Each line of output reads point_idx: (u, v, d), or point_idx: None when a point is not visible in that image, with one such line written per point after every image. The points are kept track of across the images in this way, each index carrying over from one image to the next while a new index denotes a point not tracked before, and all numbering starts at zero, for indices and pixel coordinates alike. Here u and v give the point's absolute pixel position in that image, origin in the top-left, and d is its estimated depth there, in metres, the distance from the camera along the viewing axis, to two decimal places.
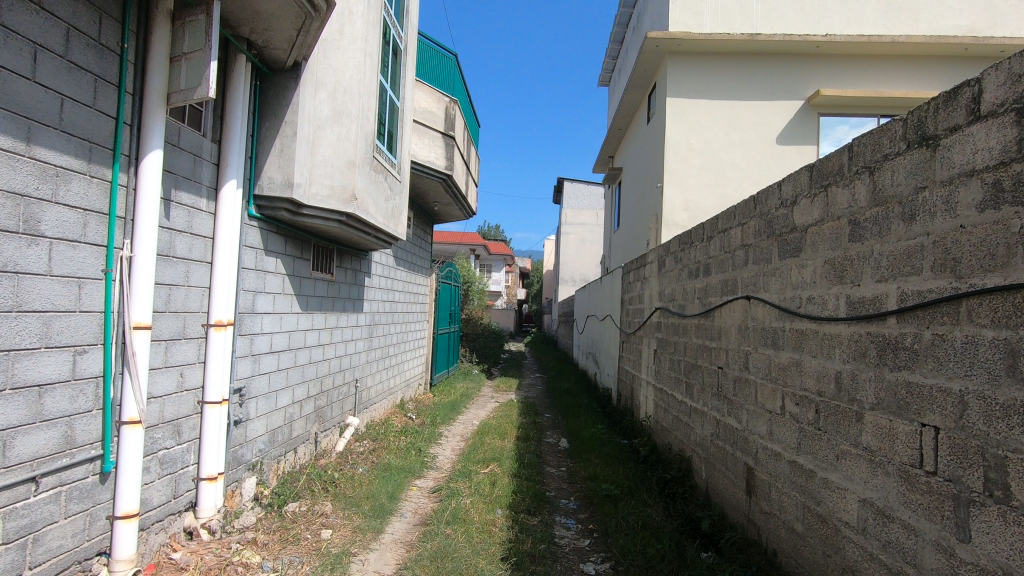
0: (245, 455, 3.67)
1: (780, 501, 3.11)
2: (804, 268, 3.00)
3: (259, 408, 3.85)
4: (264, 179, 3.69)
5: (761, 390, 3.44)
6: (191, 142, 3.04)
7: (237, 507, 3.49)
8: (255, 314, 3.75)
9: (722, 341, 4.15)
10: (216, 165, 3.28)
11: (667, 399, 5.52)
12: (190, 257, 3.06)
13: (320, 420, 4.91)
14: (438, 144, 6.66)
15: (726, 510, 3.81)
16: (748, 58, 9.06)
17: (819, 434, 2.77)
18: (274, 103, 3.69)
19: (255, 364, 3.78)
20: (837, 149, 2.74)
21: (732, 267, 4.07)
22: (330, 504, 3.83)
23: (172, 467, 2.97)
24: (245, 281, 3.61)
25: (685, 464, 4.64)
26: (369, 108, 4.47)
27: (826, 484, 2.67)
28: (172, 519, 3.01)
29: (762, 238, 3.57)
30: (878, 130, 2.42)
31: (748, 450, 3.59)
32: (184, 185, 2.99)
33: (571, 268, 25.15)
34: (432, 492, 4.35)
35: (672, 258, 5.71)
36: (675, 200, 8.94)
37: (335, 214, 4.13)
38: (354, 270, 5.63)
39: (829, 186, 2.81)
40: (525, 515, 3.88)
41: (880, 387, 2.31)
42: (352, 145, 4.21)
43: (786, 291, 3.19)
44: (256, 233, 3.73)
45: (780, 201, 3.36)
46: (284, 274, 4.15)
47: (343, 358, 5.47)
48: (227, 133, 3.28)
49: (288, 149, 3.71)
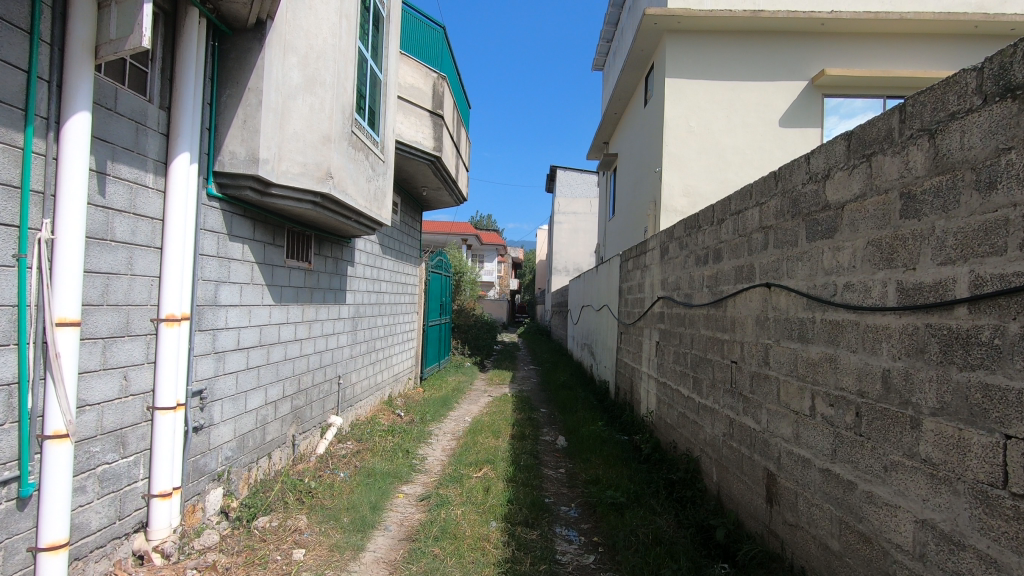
0: (208, 464, 3.29)
1: (810, 513, 2.76)
2: (840, 251, 2.63)
3: (224, 412, 3.45)
4: (225, 155, 3.25)
5: (785, 388, 3.09)
6: (132, 107, 2.61)
7: (198, 524, 3.12)
8: (218, 307, 3.34)
9: (737, 332, 3.79)
10: (165, 135, 2.84)
11: (672, 394, 5.17)
12: (133, 242, 2.64)
13: (298, 422, 4.52)
14: (426, 124, 6.22)
15: (741, 517, 3.47)
16: (751, 37, 8.64)
17: (860, 442, 2.41)
18: (236, 66, 3.24)
19: (219, 363, 3.38)
20: (884, 112, 2.36)
21: (748, 252, 3.70)
22: (305, 518, 3.45)
23: (115, 484, 2.58)
24: (204, 269, 3.19)
25: (694, 465, 4.30)
26: (347, 77, 4.04)
27: (869, 499, 2.33)
28: (116, 544, 2.61)
29: (786, 219, 3.20)
30: (944, 83, 2.04)
31: (769, 454, 3.23)
32: (125, 157, 2.57)
33: (564, 258, 24.75)
34: (420, 500, 3.98)
35: (676, 244, 5.33)
36: (674, 184, 8.56)
37: (309, 194, 3.70)
38: (335, 259, 5.21)
39: (872, 155, 2.44)
40: (523, 528, 3.51)
41: (944, 390, 1.96)
42: (327, 118, 3.78)
43: (817, 278, 2.81)
44: (218, 216, 3.30)
45: (808, 175, 2.98)
46: (253, 262, 3.72)
47: (324, 353, 5.06)
48: (178, 99, 2.85)
49: (252, 119, 3.26)
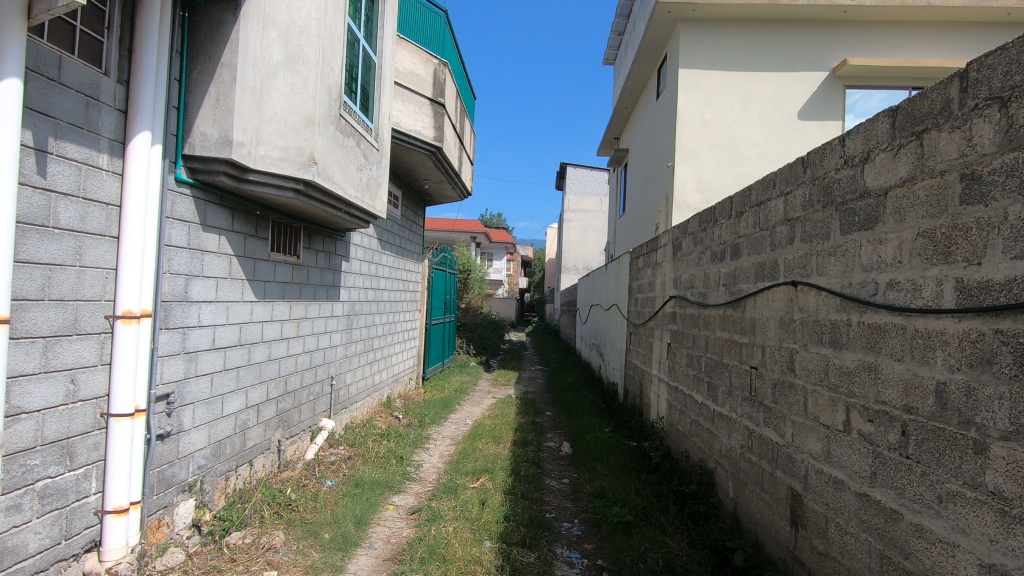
0: (177, 474, 3.01)
1: (843, 543, 2.43)
2: (882, 245, 2.29)
3: (197, 417, 3.17)
4: (196, 136, 2.97)
5: (814, 398, 2.75)
6: (81, 78, 2.33)
7: (164, 541, 2.86)
8: (188, 304, 3.05)
9: (757, 335, 3.45)
10: (123, 113, 2.57)
11: (684, 400, 4.84)
12: (83, 229, 2.37)
13: (285, 426, 4.25)
14: (425, 112, 5.92)
15: (761, 539, 3.15)
16: (768, 26, 8.24)
17: (907, 466, 2.07)
18: (208, 40, 2.97)
19: (190, 364, 3.10)
20: (940, 81, 2.02)
21: (770, 247, 3.37)
22: (283, 534, 3.18)
23: (61, 500, 2.31)
24: (172, 261, 2.91)
25: (707, 478, 3.97)
26: (334, 55, 3.75)
27: (918, 532, 2.00)
28: (62, 567, 2.35)
29: (815, 209, 2.86)
30: (1021, 41, 1.69)
31: (794, 472, 2.89)
32: (72, 135, 2.29)
33: (574, 257, 24.38)
34: (411, 514, 3.69)
35: (690, 239, 4.99)
36: (687, 179, 8.19)
37: (291, 182, 3.41)
38: (327, 253, 4.92)
39: (923, 131, 2.09)
40: (520, 549, 3.20)
41: (1018, 410, 1.63)
42: (311, 99, 3.48)
43: (853, 275, 2.48)
44: (189, 204, 3.02)
45: (842, 160, 2.64)
46: (231, 255, 3.43)
47: (314, 353, 4.77)
48: (138, 71, 2.57)
49: (226, 97, 2.98)
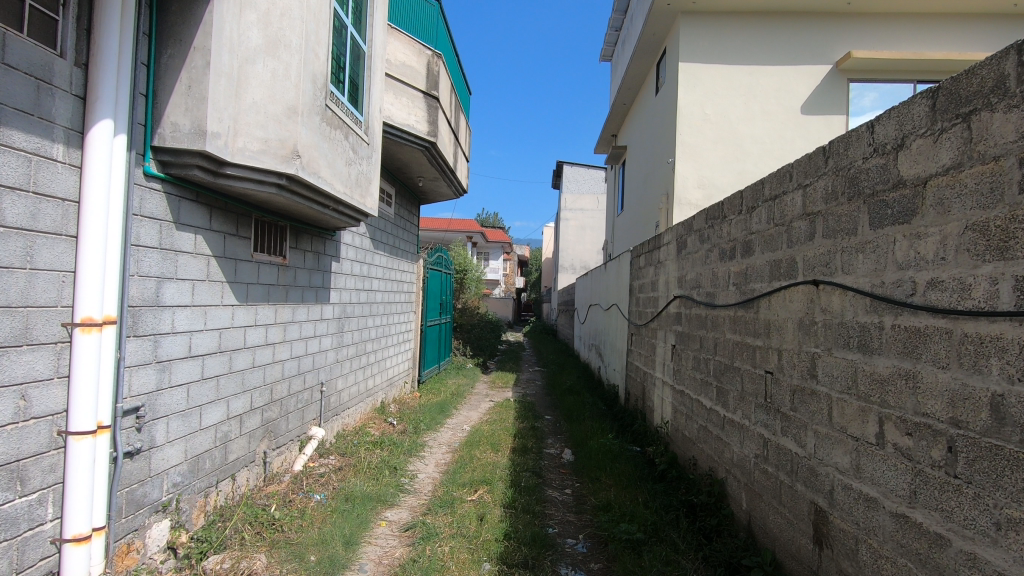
0: (149, 494, 2.77)
1: (877, 567, 2.22)
2: (921, 240, 2.07)
3: (172, 430, 2.93)
4: (166, 126, 2.73)
5: (841, 407, 2.53)
6: (30, 59, 2.09)
7: (134, 568, 2.63)
8: (160, 309, 2.81)
9: (773, 337, 3.23)
10: (82, 99, 2.32)
11: (691, 405, 4.62)
12: (34, 228, 2.13)
13: (270, 436, 4.01)
14: (419, 105, 5.68)
15: (780, 557, 2.93)
16: (770, 19, 8.03)
17: (954, 487, 1.86)
18: (179, 21, 2.73)
19: (163, 374, 2.86)
20: (991, 57, 1.80)
21: (787, 243, 3.15)
22: (265, 558, 2.94)
23: (10, 531, 2.08)
24: (141, 263, 2.67)
25: (718, 488, 3.75)
26: (319, 42, 3.52)
27: (971, 562, 1.78)
28: None
29: (840, 201, 2.64)
30: None
31: (818, 486, 2.67)
32: (20, 122, 2.06)
33: (571, 256, 24.15)
34: (404, 531, 3.47)
35: (696, 236, 4.76)
36: (689, 174, 7.97)
37: (272, 176, 3.17)
38: (316, 253, 4.68)
39: (972, 112, 1.87)
40: (521, 572, 2.98)
41: None
42: (293, 87, 3.24)
43: (886, 273, 2.26)
44: (161, 200, 2.78)
45: (871, 148, 2.43)
46: (208, 255, 3.18)
47: (303, 359, 4.53)
48: (97, 52, 2.32)
49: (199, 84, 2.74)
